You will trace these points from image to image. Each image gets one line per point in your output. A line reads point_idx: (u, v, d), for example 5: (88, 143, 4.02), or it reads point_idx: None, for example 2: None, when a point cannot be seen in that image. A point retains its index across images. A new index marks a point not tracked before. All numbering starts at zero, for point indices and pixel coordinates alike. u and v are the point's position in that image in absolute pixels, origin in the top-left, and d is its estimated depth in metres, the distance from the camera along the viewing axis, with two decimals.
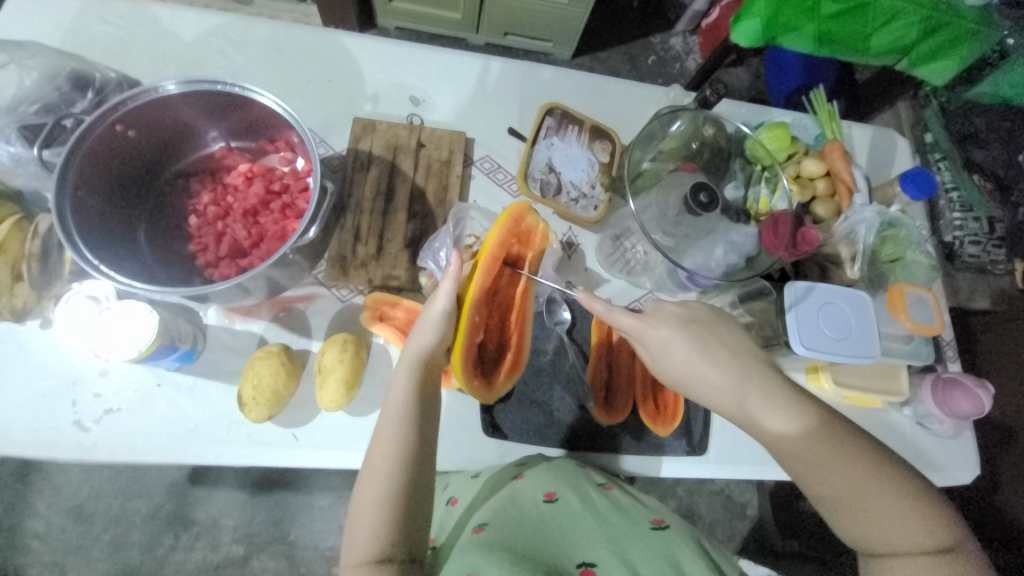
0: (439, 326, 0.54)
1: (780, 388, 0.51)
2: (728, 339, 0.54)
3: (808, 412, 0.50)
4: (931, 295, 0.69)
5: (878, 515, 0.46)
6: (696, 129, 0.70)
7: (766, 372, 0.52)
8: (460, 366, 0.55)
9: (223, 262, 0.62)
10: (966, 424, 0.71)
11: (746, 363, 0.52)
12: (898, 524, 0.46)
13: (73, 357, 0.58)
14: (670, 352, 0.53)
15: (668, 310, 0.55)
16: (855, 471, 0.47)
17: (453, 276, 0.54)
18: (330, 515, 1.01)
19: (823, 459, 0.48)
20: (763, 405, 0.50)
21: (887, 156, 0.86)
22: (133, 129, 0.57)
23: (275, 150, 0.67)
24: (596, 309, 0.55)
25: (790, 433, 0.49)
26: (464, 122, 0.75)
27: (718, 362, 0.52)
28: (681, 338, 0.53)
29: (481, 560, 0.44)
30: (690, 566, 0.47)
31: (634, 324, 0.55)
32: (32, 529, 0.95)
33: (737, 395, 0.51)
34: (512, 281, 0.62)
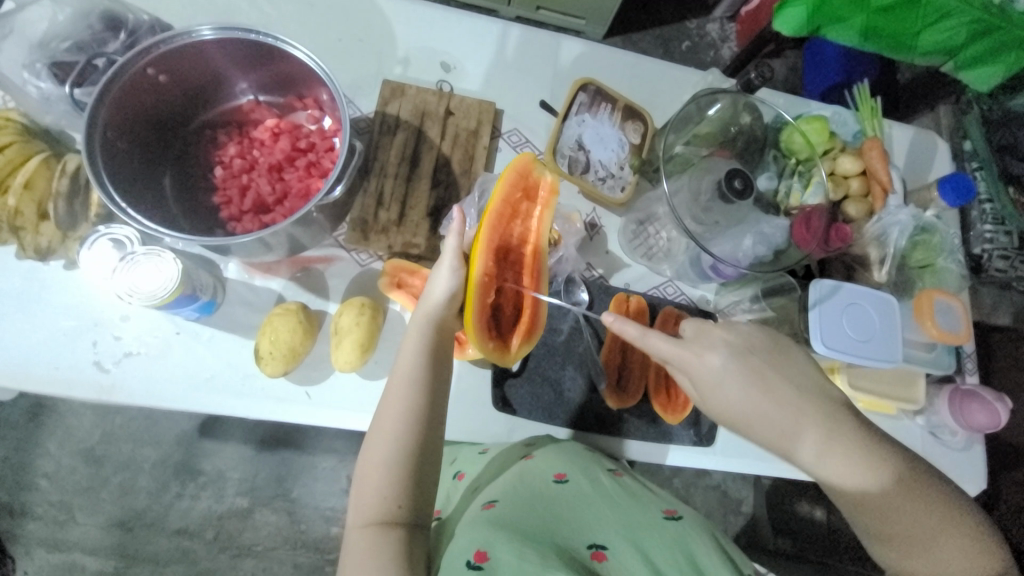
0: (448, 285, 0.53)
1: (836, 424, 0.49)
2: (785, 370, 0.51)
3: (869, 449, 0.49)
4: (960, 305, 0.68)
5: (934, 552, 0.47)
6: (734, 115, 0.68)
7: (829, 408, 0.50)
8: (472, 327, 0.54)
9: (246, 217, 0.62)
10: (978, 437, 0.70)
11: (809, 393, 0.51)
12: (954, 560, 0.46)
13: (97, 299, 0.59)
14: (721, 382, 0.50)
15: (717, 335, 0.52)
16: (917, 512, 0.47)
17: (455, 232, 0.54)
18: (331, 477, 1.03)
19: (881, 492, 0.48)
20: (824, 439, 0.49)
21: (926, 159, 0.83)
22: (165, 74, 0.56)
23: (303, 107, 0.67)
24: (629, 333, 0.51)
25: (853, 470, 0.48)
26: (494, 93, 0.74)
27: (771, 393, 0.50)
28: (738, 371, 0.50)
29: (493, 536, 0.45)
30: (706, 562, 0.47)
31: (674, 351, 0.51)
32: (43, 468, 0.98)
33: (797, 434, 0.49)
34: (521, 240, 0.61)
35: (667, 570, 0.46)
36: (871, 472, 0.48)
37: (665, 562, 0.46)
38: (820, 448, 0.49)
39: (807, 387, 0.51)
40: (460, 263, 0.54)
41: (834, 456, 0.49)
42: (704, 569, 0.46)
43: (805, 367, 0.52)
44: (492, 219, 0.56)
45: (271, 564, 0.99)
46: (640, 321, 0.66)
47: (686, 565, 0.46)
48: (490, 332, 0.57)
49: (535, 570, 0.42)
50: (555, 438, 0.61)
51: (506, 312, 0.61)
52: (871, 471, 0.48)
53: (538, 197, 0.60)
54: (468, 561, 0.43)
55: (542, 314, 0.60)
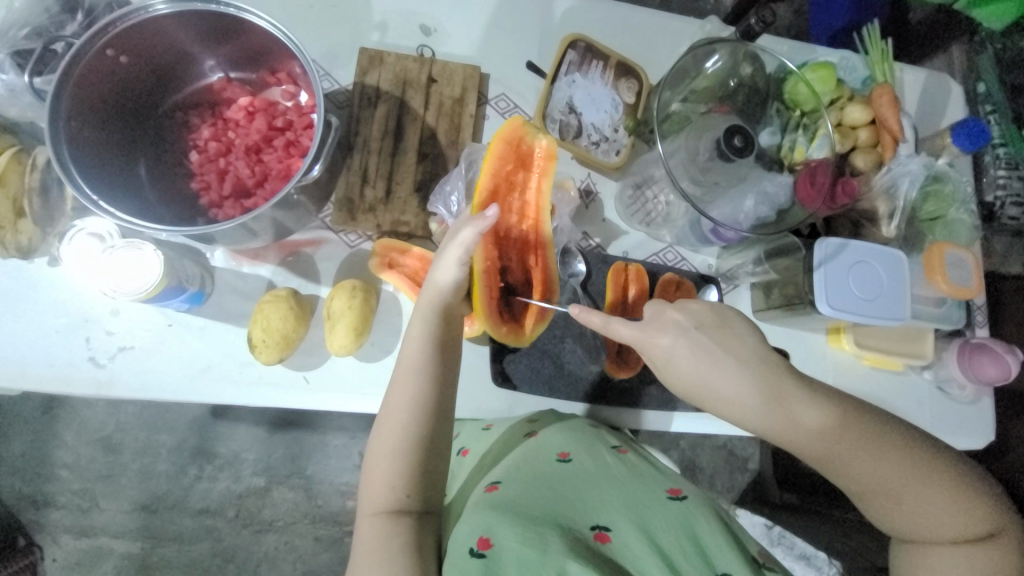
0: (459, 274, 0.51)
1: (796, 393, 0.48)
2: (740, 343, 0.49)
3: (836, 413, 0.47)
4: (972, 258, 0.66)
5: (911, 508, 0.46)
6: (734, 66, 0.64)
7: (782, 376, 0.48)
8: (481, 308, 0.54)
9: (227, 203, 0.59)
10: (986, 391, 0.69)
11: (767, 363, 0.48)
12: (934, 512, 0.46)
13: (85, 294, 0.58)
14: (672, 363, 0.48)
15: (668, 315, 0.49)
16: (891, 467, 0.46)
17: (475, 226, 0.49)
18: (344, 453, 1.05)
19: (843, 451, 0.47)
20: (785, 416, 0.47)
21: (939, 103, 0.79)
22: (125, 55, 0.53)
23: (277, 83, 0.63)
24: (594, 321, 0.49)
25: (823, 437, 0.47)
26: (477, 56, 0.69)
27: (725, 369, 0.48)
28: (687, 349, 0.48)
29: (495, 521, 0.45)
30: (711, 544, 0.46)
31: (633, 335, 0.49)
32: (62, 459, 1.01)
33: (755, 409, 0.47)
34: (520, 214, 0.60)
35: (671, 548, 0.46)
36: (835, 435, 0.47)
37: (671, 540, 0.46)
38: (786, 423, 0.47)
39: (764, 362, 0.48)
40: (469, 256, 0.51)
41: (801, 424, 0.47)
42: (708, 551, 0.46)
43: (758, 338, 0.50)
44: (483, 200, 0.56)
45: (291, 537, 1.03)
46: (637, 291, 0.65)
47: (691, 549, 0.46)
48: (501, 314, 0.57)
49: (537, 556, 0.42)
50: (557, 412, 0.61)
51: (515, 288, 0.60)
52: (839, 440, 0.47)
53: (534, 165, 0.60)
54: (471, 548, 0.43)
55: (555, 286, 0.59)
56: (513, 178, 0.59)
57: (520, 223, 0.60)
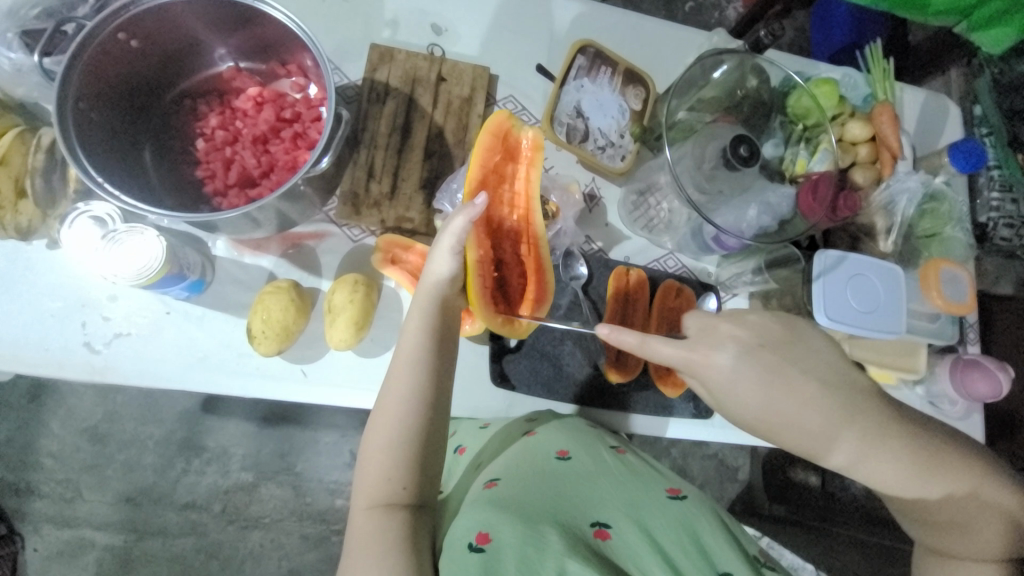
0: (452, 266, 0.51)
1: (862, 415, 0.48)
2: (802, 361, 0.49)
3: (898, 438, 0.48)
4: (966, 274, 0.67)
5: (958, 528, 0.48)
6: (741, 77, 0.65)
7: (849, 396, 0.49)
8: (476, 300, 0.54)
9: (232, 191, 0.59)
10: (977, 406, 0.70)
11: (827, 379, 0.49)
12: (983, 530, 0.47)
13: (83, 279, 0.58)
14: (732, 382, 0.48)
15: (723, 330, 0.49)
16: (940, 487, 0.48)
17: (466, 213, 0.50)
18: (335, 451, 1.04)
19: (905, 471, 0.47)
20: (853, 438, 0.48)
21: (937, 123, 0.80)
22: (137, 39, 0.53)
23: (287, 75, 0.63)
24: (628, 342, 0.48)
25: (883, 461, 0.47)
26: (487, 57, 0.70)
27: (790, 389, 0.48)
28: (747, 367, 0.48)
29: (494, 517, 0.45)
30: (710, 544, 0.47)
31: (684, 353, 0.48)
32: (46, 448, 0.99)
33: (822, 429, 0.48)
34: (511, 205, 0.60)
35: (671, 548, 0.46)
36: (899, 459, 0.47)
37: (671, 540, 0.46)
38: (846, 444, 0.48)
39: (830, 381, 0.49)
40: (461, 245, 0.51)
41: (860, 451, 0.48)
42: (709, 550, 0.46)
43: (820, 352, 0.50)
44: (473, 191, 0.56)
45: (278, 535, 1.01)
46: (639, 296, 0.66)
47: (692, 548, 0.46)
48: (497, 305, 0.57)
49: (536, 553, 0.42)
50: (555, 413, 0.61)
51: (512, 280, 0.61)
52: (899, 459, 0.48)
53: (522, 157, 0.60)
54: (471, 543, 0.43)
55: (550, 276, 0.59)
56: (503, 170, 0.60)
57: (511, 216, 0.60)
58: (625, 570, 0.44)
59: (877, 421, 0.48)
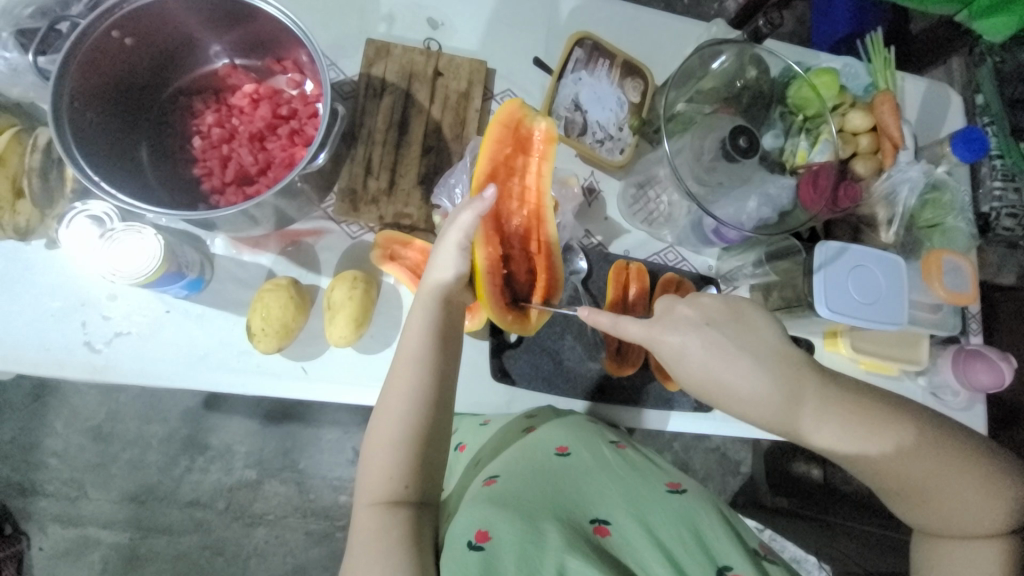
0: (459, 264, 0.51)
1: (818, 391, 0.48)
2: (752, 339, 0.49)
3: (858, 412, 0.48)
4: (969, 264, 0.67)
5: (941, 504, 0.46)
6: (740, 68, 0.65)
7: (801, 371, 0.49)
8: (485, 298, 0.54)
9: (229, 189, 0.59)
10: (980, 397, 0.69)
11: (785, 358, 0.49)
12: (974, 505, 0.45)
13: (83, 278, 0.58)
14: (683, 359, 0.49)
15: (677, 311, 0.50)
16: (914, 459, 0.46)
17: (474, 210, 0.50)
18: (338, 448, 1.04)
19: (871, 445, 0.47)
20: (811, 413, 0.48)
21: (939, 112, 0.80)
22: (131, 37, 0.52)
23: (283, 71, 0.63)
24: (602, 323, 0.50)
25: (844, 435, 0.47)
26: (484, 51, 0.69)
27: (739, 367, 0.48)
28: (699, 346, 0.48)
29: (493, 514, 0.45)
30: (712, 539, 0.47)
31: (641, 333, 0.49)
32: (51, 448, 1.00)
33: (778, 405, 0.48)
34: (520, 199, 0.60)
35: (672, 543, 0.46)
36: (861, 434, 0.47)
37: (672, 535, 0.46)
38: (806, 420, 0.48)
39: (782, 357, 0.49)
40: (468, 242, 0.51)
41: (819, 427, 0.48)
42: (710, 545, 0.46)
43: (776, 331, 0.50)
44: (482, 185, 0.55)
45: (282, 531, 1.02)
46: (639, 291, 0.65)
47: (693, 543, 0.46)
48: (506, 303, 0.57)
49: (536, 550, 0.42)
50: (555, 408, 0.61)
51: (518, 278, 0.61)
52: (870, 438, 0.47)
53: (533, 149, 0.59)
54: (470, 540, 0.43)
55: (560, 275, 0.59)
56: (513, 163, 0.59)
57: (520, 211, 0.60)
58: (625, 565, 0.44)
59: (832, 394, 0.48)
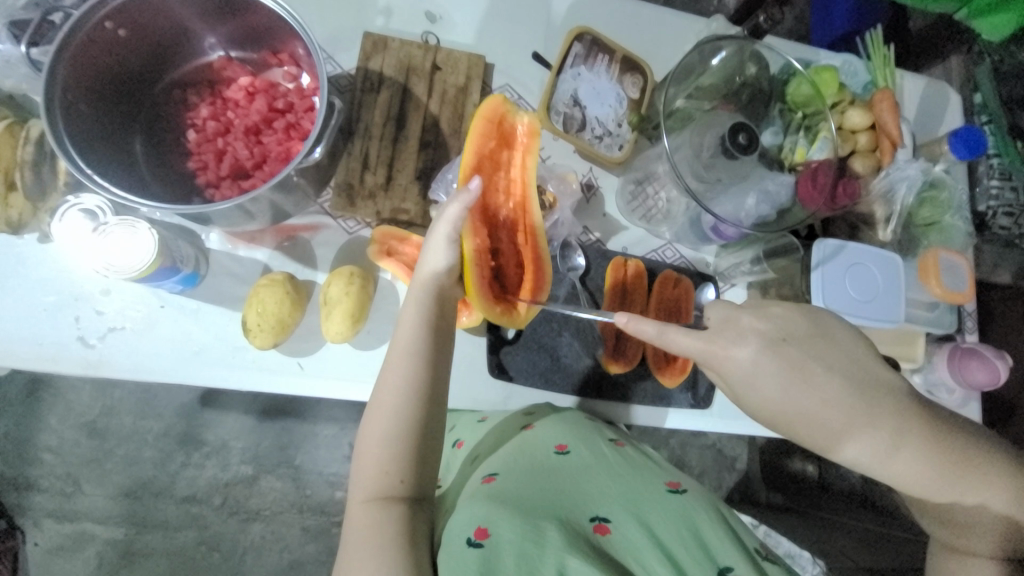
0: (447, 255, 0.51)
1: (888, 416, 0.46)
2: (825, 358, 0.47)
3: (922, 441, 0.46)
4: (965, 262, 0.67)
5: (968, 526, 0.47)
6: (740, 64, 0.64)
7: (870, 395, 0.46)
8: (474, 289, 0.54)
9: (224, 182, 0.58)
10: (974, 395, 0.70)
11: (854, 379, 0.46)
12: (1000, 532, 0.46)
13: (75, 273, 0.57)
14: (748, 376, 0.46)
15: (747, 324, 0.47)
16: (959, 488, 0.46)
17: (460, 200, 0.50)
18: (334, 444, 1.04)
19: (924, 474, 0.46)
20: (873, 439, 0.46)
21: (937, 111, 0.79)
22: (124, 28, 0.52)
23: (279, 64, 0.62)
24: (648, 333, 0.47)
25: (902, 464, 0.46)
26: (482, 45, 0.69)
27: (807, 387, 0.46)
28: (767, 365, 0.46)
29: (493, 512, 0.45)
30: (709, 537, 0.47)
31: (703, 347, 0.46)
32: (45, 443, 0.99)
33: (841, 429, 0.45)
34: (507, 192, 0.60)
35: (671, 542, 0.46)
36: (920, 462, 0.46)
37: (670, 534, 0.46)
38: (867, 447, 0.46)
39: (853, 380, 0.46)
40: (457, 233, 0.51)
41: (876, 454, 0.46)
42: (707, 543, 0.46)
43: (854, 350, 0.48)
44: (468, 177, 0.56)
45: (279, 527, 1.02)
46: (637, 285, 0.66)
47: (691, 541, 0.46)
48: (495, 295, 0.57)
49: (536, 548, 0.42)
50: (552, 405, 0.61)
51: (507, 271, 0.61)
52: (924, 461, 0.46)
53: (517, 143, 0.60)
54: (469, 538, 0.43)
55: (548, 266, 0.59)
56: (498, 157, 0.59)
57: (506, 203, 0.60)
58: (624, 564, 0.44)
59: (897, 420, 0.46)
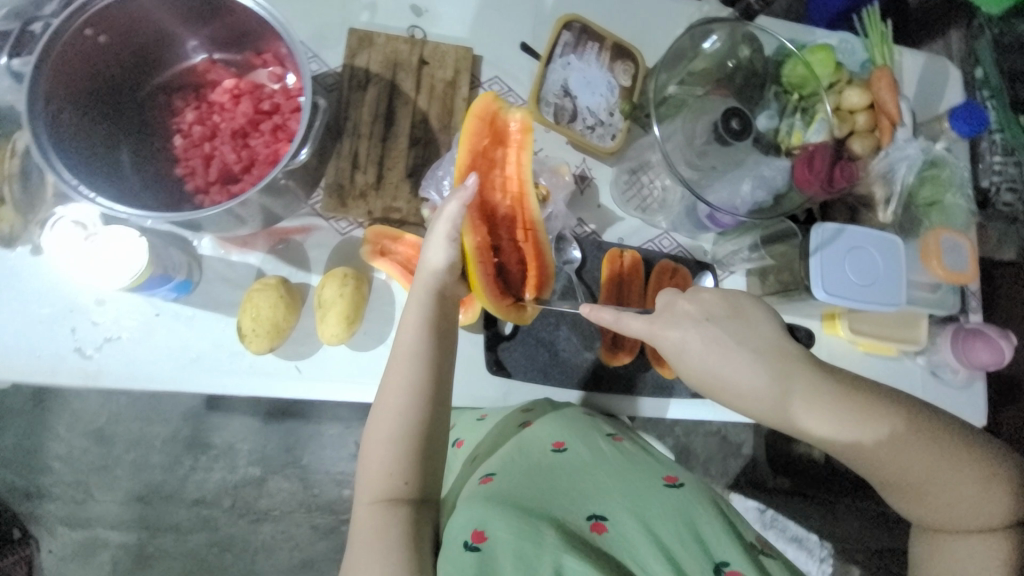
0: (448, 253, 0.51)
1: (819, 385, 0.47)
2: (753, 335, 0.49)
3: (860, 409, 0.47)
4: (967, 242, 0.66)
5: (939, 498, 0.46)
6: (732, 48, 0.63)
7: (798, 367, 0.48)
8: (479, 287, 0.53)
9: (213, 188, 0.57)
10: (979, 375, 0.69)
11: (783, 353, 0.49)
12: (968, 501, 0.45)
13: (69, 286, 0.57)
14: (681, 352, 0.49)
15: (680, 306, 0.50)
16: (912, 456, 0.46)
17: (459, 199, 0.50)
18: (339, 443, 1.04)
19: (867, 440, 0.46)
20: (808, 408, 0.47)
21: (938, 88, 0.78)
22: (105, 34, 0.51)
23: (263, 65, 0.61)
24: (604, 319, 0.50)
25: (843, 433, 0.46)
26: (470, 37, 0.68)
27: (736, 361, 0.48)
28: (698, 342, 0.48)
29: (489, 513, 0.45)
30: (710, 533, 0.46)
31: (644, 328, 0.49)
32: (55, 451, 1.00)
33: (775, 399, 0.47)
34: (503, 190, 0.59)
35: (671, 539, 0.45)
36: (862, 430, 0.46)
37: (670, 532, 0.46)
38: (804, 417, 0.47)
39: (781, 353, 0.48)
40: (456, 232, 0.51)
41: (817, 424, 0.47)
42: (708, 540, 0.46)
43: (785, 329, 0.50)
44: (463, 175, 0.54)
45: (289, 526, 1.03)
46: (633, 277, 0.65)
47: (690, 538, 0.46)
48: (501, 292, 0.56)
49: (534, 549, 0.42)
50: (552, 400, 0.61)
51: (511, 269, 0.60)
52: (869, 432, 0.46)
53: (512, 140, 0.58)
54: (466, 542, 0.43)
55: (550, 261, 0.59)
56: (492, 156, 0.58)
57: (504, 200, 0.59)
58: (621, 561, 0.44)
59: (829, 389, 0.48)
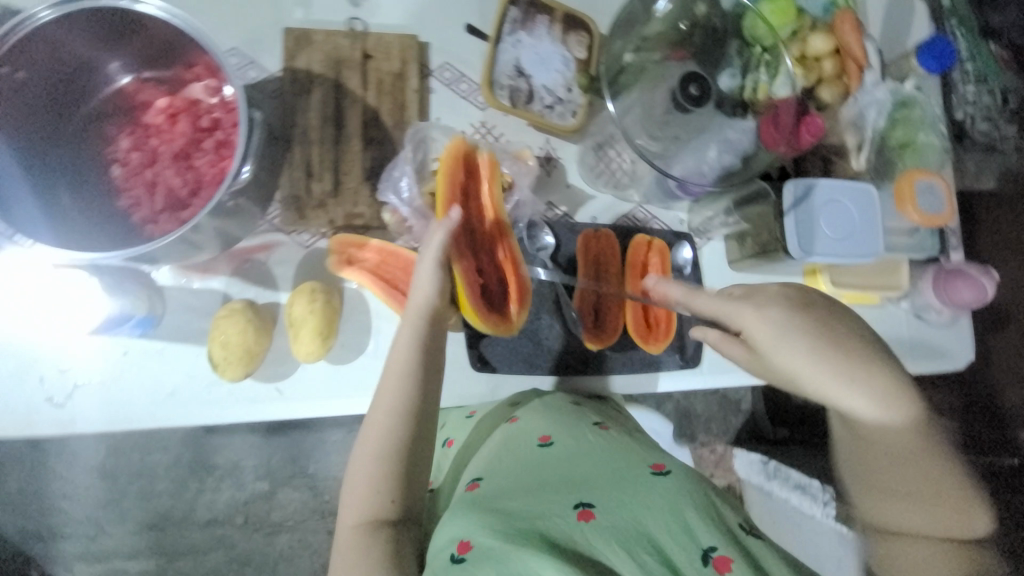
0: (434, 281, 0.51)
1: (873, 372, 0.44)
2: (827, 317, 0.46)
3: (895, 409, 0.44)
4: (943, 182, 0.65)
5: (905, 506, 0.44)
6: (685, 7, 0.60)
7: (864, 354, 0.44)
8: (468, 307, 0.54)
9: (162, 217, 0.54)
10: (963, 312, 0.69)
11: (850, 337, 0.45)
12: (936, 520, 0.43)
13: (27, 336, 0.55)
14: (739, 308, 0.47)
15: (772, 289, 0.48)
16: (910, 465, 0.44)
17: (445, 227, 0.51)
18: (343, 448, 1.04)
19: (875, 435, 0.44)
20: (846, 385, 0.43)
21: (904, 23, 0.75)
22: (20, 70, 0.49)
23: (196, 78, 0.57)
24: (676, 293, 0.52)
25: (867, 423, 0.44)
26: (415, 23, 0.64)
27: (795, 324, 0.45)
28: (765, 307, 0.46)
29: (474, 523, 0.44)
30: (697, 522, 0.44)
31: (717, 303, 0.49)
32: (59, 492, 0.99)
33: (813, 362, 0.44)
34: (478, 212, 0.58)
35: (657, 529, 0.43)
36: (890, 423, 0.44)
37: (656, 522, 0.43)
38: (831, 392, 0.44)
39: (849, 337, 0.45)
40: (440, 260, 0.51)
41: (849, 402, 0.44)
42: (695, 527, 0.43)
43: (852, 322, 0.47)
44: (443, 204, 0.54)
45: (305, 534, 1.04)
46: (607, 257, 0.64)
47: (677, 526, 0.43)
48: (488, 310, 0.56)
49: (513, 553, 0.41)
50: (537, 391, 0.60)
51: (494, 287, 0.58)
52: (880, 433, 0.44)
53: (481, 169, 0.58)
54: (452, 554, 0.43)
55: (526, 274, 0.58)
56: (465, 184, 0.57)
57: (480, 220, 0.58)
58: (606, 557, 0.42)
59: (876, 378, 0.44)
